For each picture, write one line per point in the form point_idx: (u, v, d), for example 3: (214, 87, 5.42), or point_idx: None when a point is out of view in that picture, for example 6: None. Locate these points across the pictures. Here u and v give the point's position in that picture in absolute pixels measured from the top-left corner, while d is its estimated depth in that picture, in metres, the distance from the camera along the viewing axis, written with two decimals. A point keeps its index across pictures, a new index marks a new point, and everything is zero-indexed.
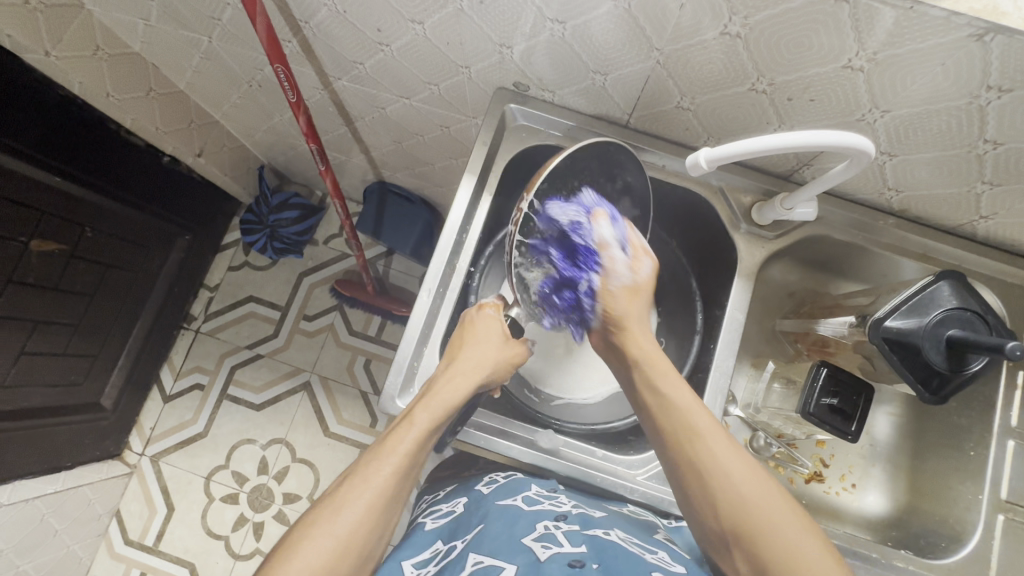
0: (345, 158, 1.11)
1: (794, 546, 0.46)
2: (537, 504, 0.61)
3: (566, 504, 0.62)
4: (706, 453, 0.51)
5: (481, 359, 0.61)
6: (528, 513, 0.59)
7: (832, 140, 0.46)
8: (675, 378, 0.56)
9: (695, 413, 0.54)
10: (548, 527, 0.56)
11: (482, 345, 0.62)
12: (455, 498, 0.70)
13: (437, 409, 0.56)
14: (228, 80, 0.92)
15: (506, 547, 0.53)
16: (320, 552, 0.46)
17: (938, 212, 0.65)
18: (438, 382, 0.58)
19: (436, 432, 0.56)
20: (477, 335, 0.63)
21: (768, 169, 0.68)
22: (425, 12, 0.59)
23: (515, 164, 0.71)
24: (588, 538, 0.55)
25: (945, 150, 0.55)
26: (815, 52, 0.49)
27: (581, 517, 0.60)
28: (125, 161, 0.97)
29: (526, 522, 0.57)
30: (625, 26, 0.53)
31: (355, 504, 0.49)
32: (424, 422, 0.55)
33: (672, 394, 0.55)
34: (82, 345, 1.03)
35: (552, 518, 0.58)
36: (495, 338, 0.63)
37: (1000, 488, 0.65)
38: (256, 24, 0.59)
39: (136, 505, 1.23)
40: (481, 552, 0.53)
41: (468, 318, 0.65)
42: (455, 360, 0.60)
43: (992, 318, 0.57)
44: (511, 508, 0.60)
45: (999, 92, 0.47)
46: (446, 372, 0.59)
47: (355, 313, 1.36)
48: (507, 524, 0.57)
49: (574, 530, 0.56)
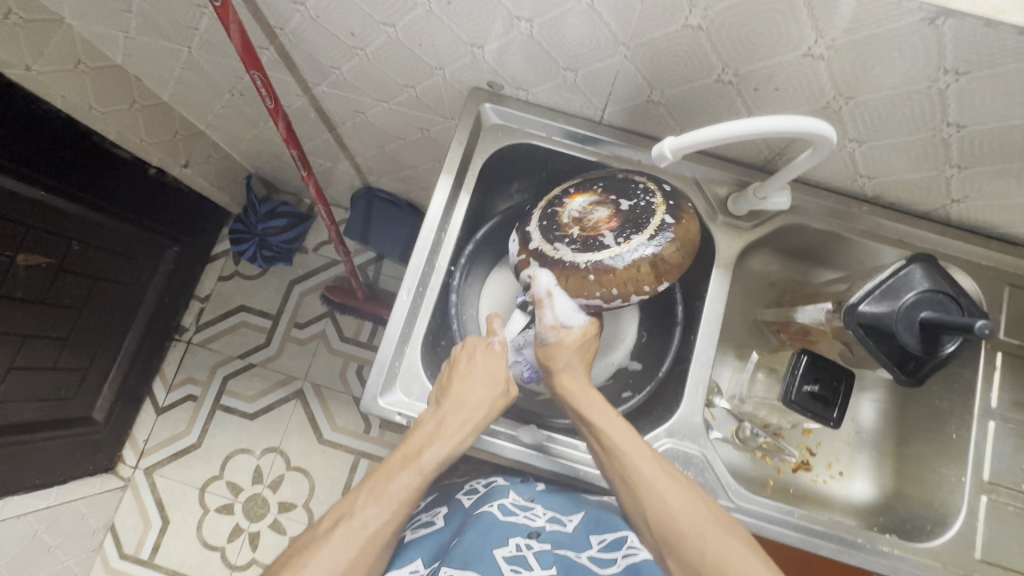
0: (330, 164, 1.12)
1: (714, 553, 0.50)
2: (512, 515, 0.62)
3: (541, 518, 0.62)
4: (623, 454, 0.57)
5: (486, 403, 0.60)
6: (502, 523, 0.60)
7: (800, 126, 0.47)
8: (608, 407, 0.61)
9: (619, 418, 0.60)
10: (520, 547, 0.58)
11: (489, 385, 0.61)
12: (434, 508, 0.71)
13: (444, 450, 0.56)
14: (209, 89, 0.92)
15: (477, 560, 0.55)
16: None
17: (910, 198, 0.66)
18: (438, 416, 0.59)
19: (436, 477, 0.56)
20: (473, 370, 0.62)
21: (744, 160, 0.69)
22: (396, 15, 0.60)
23: (492, 163, 0.72)
24: (557, 558, 0.57)
25: (911, 136, 0.56)
26: (776, 41, 0.49)
27: (554, 534, 0.60)
28: (111, 173, 0.97)
29: (499, 533, 0.59)
30: (591, 22, 0.53)
31: (349, 546, 0.50)
32: (426, 466, 0.55)
33: (604, 420, 0.59)
34: (72, 359, 1.03)
35: (525, 535, 0.59)
36: (497, 381, 0.62)
37: (982, 469, 0.65)
38: (230, 32, 0.60)
39: (131, 519, 1.23)
40: (453, 566, 0.55)
41: (472, 356, 0.63)
42: (465, 401, 0.59)
43: (965, 299, 0.58)
44: (486, 518, 0.61)
45: (956, 75, 0.48)
46: (455, 413, 0.59)
47: (347, 319, 1.36)
48: (481, 534, 0.59)
49: (545, 551, 0.58)
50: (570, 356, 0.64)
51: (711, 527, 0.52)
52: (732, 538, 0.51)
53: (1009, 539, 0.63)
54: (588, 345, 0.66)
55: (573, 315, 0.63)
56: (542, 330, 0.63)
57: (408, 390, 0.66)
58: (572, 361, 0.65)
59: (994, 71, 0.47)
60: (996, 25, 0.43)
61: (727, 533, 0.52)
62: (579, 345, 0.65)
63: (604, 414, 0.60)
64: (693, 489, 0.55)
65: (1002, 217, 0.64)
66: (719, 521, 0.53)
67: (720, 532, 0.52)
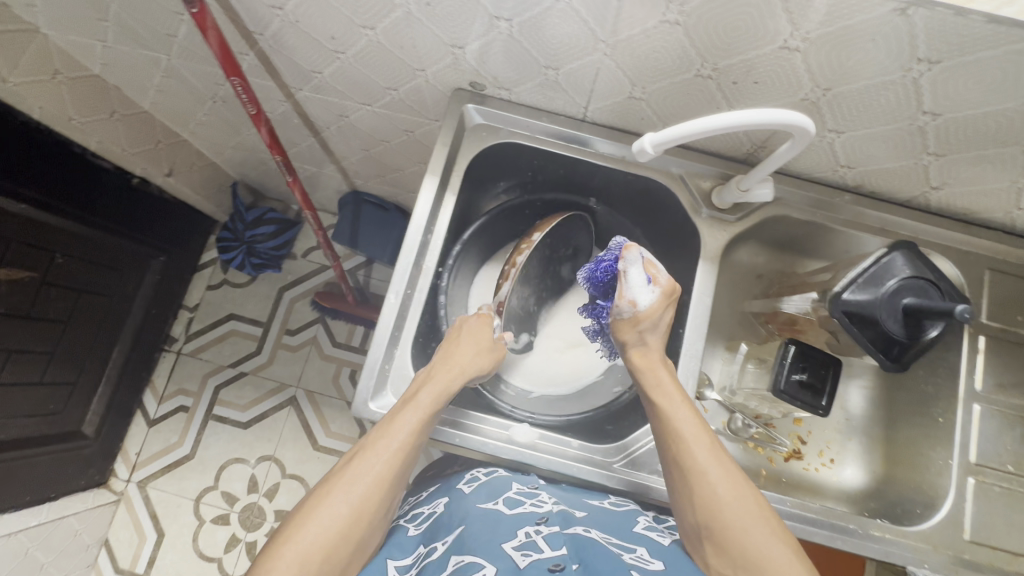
0: (315, 169, 1.11)
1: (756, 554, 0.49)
2: (519, 505, 0.60)
3: (548, 504, 0.61)
4: (680, 434, 0.56)
5: (472, 355, 0.65)
6: (510, 514, 0.58)
7: (780, 118, 0.47)
8: (667, 387, 0.60)
9: (686, 405, 0.58)
10: (529, 534, 0.54)
11: (475, 342, 0.67)
12: (436, 500, 0.68)
13: (438, 390, 0.60)
14: (190, 97, 0.92)
15: (485, 547, 0.52)
16: (336, 515, 0.50)
17: (891, 186, 0.67)
18: (437, 364, 0.63)
19: (437, 412, 0.59)
20: (460, 337, 0.67)
21: (724, 154, 0.70)
22: (374, 17, 0.60)
23: (476, 162, 0.73)
24: (569, 538, 0.54)
25: (887, 126, 0.57)
26: (752, 35, 0.50)
27: (563, 519, 0.58)
28: (92, 185, 0.96)
29: (507, 525, 0.56)
30: (570, 21, 0.53)
31: (366, 473, 0.53)
32: (427, 404, 0.58)
33: (663, 404, 0.58)
34: (59, 373, 1.01)
35: (533, 523, 0.56)
36: (481, 341, 0.67)
37: (967, 451, 0.66)
38: (208, 38, 0.59)
39: (125, 533, 1.22)
40: (463, 553, 0.52)
41: (464, 323, 0.68)
42: (455, 352, 0.65)
43: (945, 284, 0.59)
44: (491, 512, 0.58)
45: (929, 64, 0.49)
46: (443, 360, 0.63)
47: (338, 324, 1.35)
48: (488, 526, 0.56)
49: (555, 534, 0.55)
50: (653, 339, 0.63)
51: (757, 523, 0.51)
52: (781, 541, 0.50)
53: (997, 518, 0.64)
54: (659, 321, 0.62)
55: (651, 291, 0.61)
56: (618, 303, 0.62)
57: (399, 392, 0.65)
58: (642, 338, 0.63)
59: (965, 59, 0.47)
60: (964, 14, 0.44)
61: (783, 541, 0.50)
62: (656, 320, 0.62)
63: (667, 399, 0.58)
64: (746, 485, 0.53)
65: (981, 203, 0.65)
66: (768, 521, 0.51)
67: (771, 533, 0.50)
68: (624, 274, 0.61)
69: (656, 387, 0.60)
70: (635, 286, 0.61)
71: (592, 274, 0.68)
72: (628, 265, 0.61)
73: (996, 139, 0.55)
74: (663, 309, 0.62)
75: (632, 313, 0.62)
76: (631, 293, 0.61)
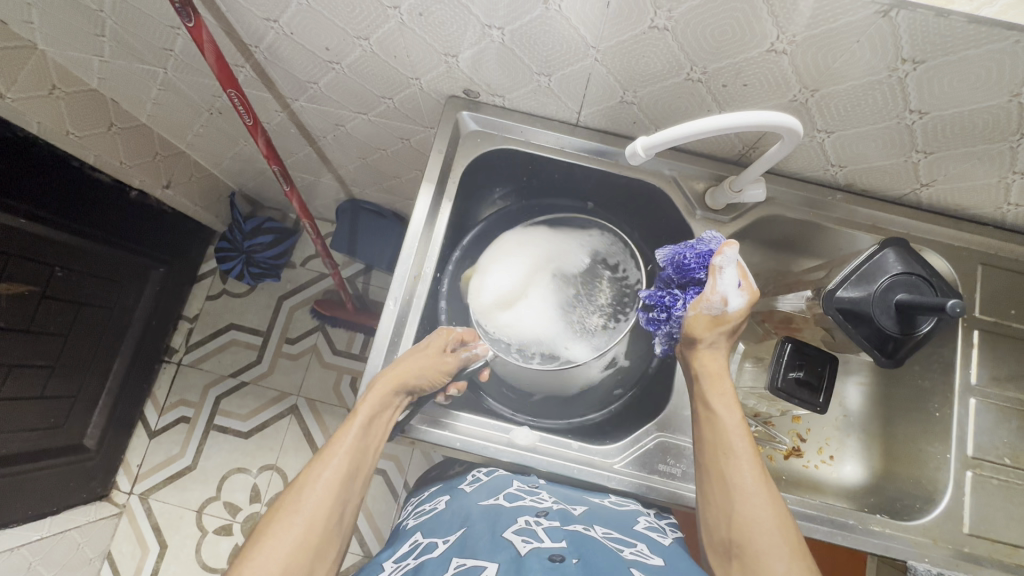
0: (313, 178, 1.12)
1: None
2: (519, 500, 0.61)
3: (547, 500, 0.61)
4: (727, 449, 0.55)
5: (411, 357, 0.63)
6: (509, 508, 0.59)
7: (768, 119, 0.48)
8: (730, 398, 0.58)
9: (739, 422, 0.57)
10: (529, 523, 0.55)
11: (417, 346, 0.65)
12: (439, 496, 0.70)
13: (372, 405, 0.59)
14: (188, 109, 0.92)
15: (488, 547, 0.52)
16: (291, 530, 0.50)
17: (881, 183, 0.68)
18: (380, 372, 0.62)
19: (377, 417, 0.59)
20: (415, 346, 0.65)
21: (717, 156, 0.71)
22: (369, 28, 0.61)
23: (472, 168, 0.74)
24: (568, 533, 0.54)
25: (875, 124, 0.58)
26: (738, 38, 0.51)
27: (561, 513, 0.59)
28: (92, 199, 0.97)
29: (507, 518, 0.57)
30: (562, 28, 0.54)
31: (316, 482, 0.53)
32: (359, 422, 0.58)
33: (723, 414, 0.57)
34: (60, 386, 1.02)
35: (533, 514, 0.58)
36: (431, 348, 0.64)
37: (965, 445, 0.66)
38: (204, 51, 0.60)
39: (128, 545, 1.22)
40: (464, 555, 0.51)
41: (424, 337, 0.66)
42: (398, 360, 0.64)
43: (937, 280, 0.60)
44: (492, 508, 0.59)
45: (914, 64, 0.49)
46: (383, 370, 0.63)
47: (338, 331, 1.35)
48: (489, 524, 0.56)
49: (555, 527, 0.55)
50: (723, 352, 0.60)
51: (790, 553, 0.50)
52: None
53: (996, 512, 0.64)
54: (734, 328, 0.59)
55: (740, 296, 0.58)
56: (709, 297, 0.58)
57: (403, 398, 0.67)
58: (718, 341, 0.60)
59: (949, 58, 0.48)
60: (945, 15, 0.45)
61: (808, 570, 0.50)
62: (736, 326, 0.59)
63: (727, 413, 0.57)
64: (785, 512, 0.53)
65: (971, 199, 0.66)
66: (801, 553, 0.51)
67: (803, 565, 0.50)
68: (720, 274, 0.57)
69: (707, 398, 0.58)
70: (728, 287, 0.57)
71: (676, 257, 0.64)
72: (728, 269, 0.57)
73: (983, 135, 0.55)
74: (745, 316, 0.59)
75: (718, 312, 0.58)
76: (723, 291, 0.57)
